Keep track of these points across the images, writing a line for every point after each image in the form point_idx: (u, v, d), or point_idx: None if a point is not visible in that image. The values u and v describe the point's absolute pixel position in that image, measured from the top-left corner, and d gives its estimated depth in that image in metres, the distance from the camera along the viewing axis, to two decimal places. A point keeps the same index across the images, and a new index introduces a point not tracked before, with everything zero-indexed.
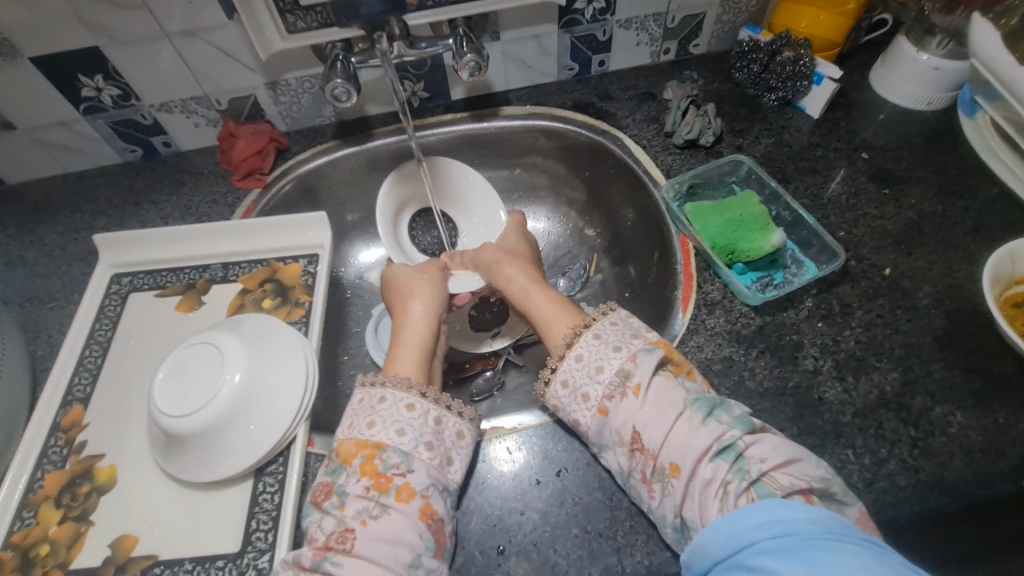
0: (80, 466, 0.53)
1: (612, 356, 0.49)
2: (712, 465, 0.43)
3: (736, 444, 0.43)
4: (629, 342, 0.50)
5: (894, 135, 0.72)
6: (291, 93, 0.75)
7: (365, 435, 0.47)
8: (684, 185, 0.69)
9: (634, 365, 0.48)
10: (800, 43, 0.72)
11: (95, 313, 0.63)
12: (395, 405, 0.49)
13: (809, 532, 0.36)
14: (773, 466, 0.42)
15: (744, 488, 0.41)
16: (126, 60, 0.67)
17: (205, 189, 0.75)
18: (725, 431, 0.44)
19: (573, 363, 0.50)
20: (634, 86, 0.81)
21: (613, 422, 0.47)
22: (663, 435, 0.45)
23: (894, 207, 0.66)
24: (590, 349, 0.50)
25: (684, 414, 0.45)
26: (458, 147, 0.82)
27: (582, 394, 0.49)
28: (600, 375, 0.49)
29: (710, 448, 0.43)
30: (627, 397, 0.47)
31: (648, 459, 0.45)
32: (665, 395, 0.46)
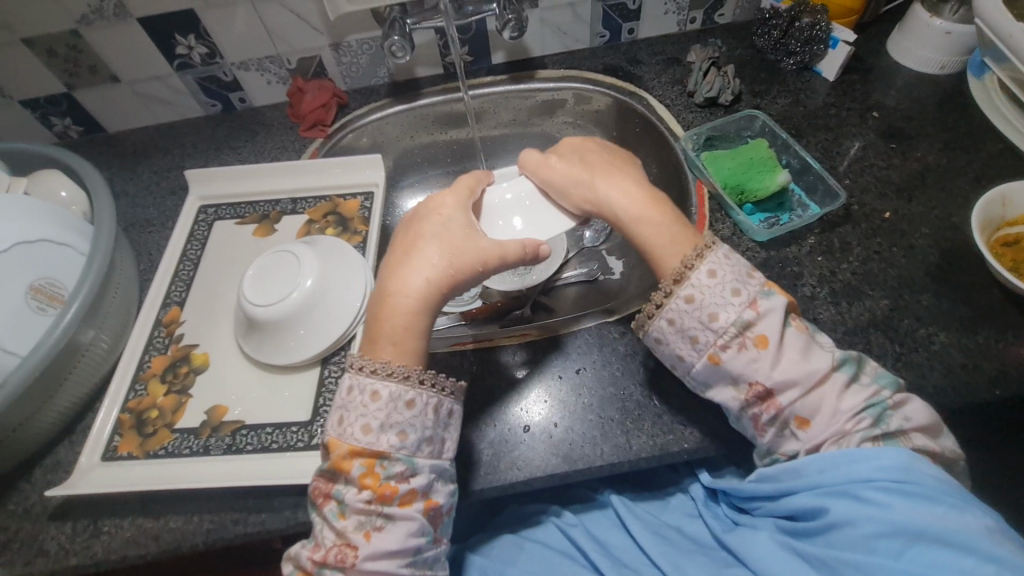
0: (179, 352, 0.64)
1: (729, 303, 0.50)
2: (858, 423, 0.47)
3: (886, 404, 0.48)
4: (748, 286, 0.51)
5: (905, 96, 0.77)
6: (352, 54, 0.84)
7: (363, 442, 0.48)
8: (702, 137, 0.75)
9: (755, 315, 0.50)
10: (818, 10, 0.77)
11: (187, 235, 0.74)
12: (390, 403, 0.49)
13: (934, 486, 0.43)
14: (914, 428, 0.48)
15: (875, 438, 0.47)
16: (214, 22, 0.77)
17: (276, 138, 0.86)
18: (875, 391, 0.49)
19: (685, 305, 0.51)
20: (661, 52, 0.88)
21: (729, 368, 0.50)
22: (804, 393, 0.48)
23: (900, 160, 0.71)
24: (705, 288, 0.51)
25: (823, 375, 0.49)
26: (497, 106, 0.90)
27: (690, 337, 0.51)
28: (712, 321, 0.50)
29: (855, 409, 0.48)
30: (747, 346, 0.49)
31: (770, 407, 0.49)
32: (794, 348, 0.49)
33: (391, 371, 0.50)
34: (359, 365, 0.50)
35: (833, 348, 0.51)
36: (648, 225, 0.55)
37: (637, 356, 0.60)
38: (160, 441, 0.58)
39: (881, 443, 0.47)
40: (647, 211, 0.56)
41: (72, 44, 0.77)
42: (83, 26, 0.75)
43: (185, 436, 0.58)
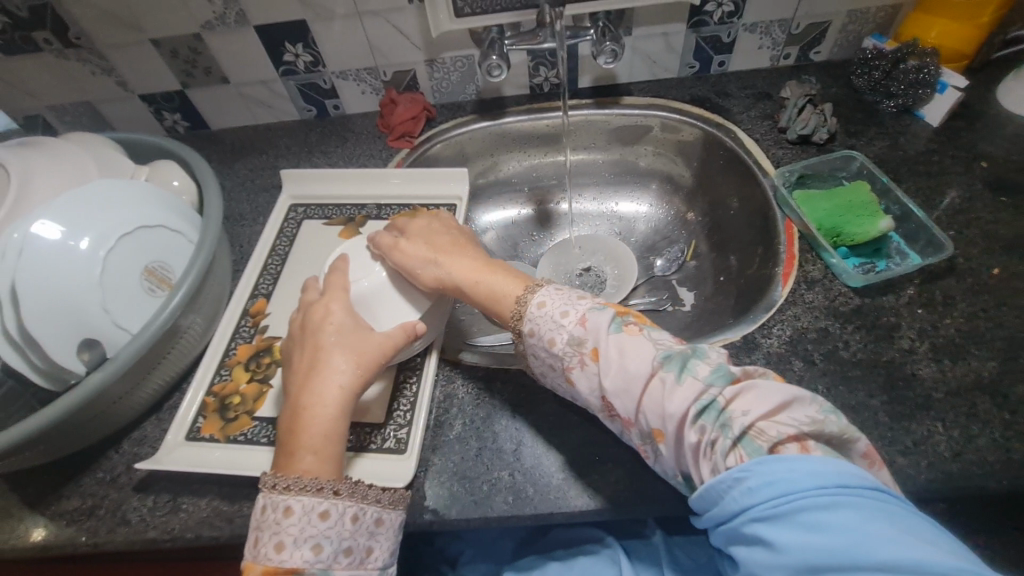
0: (263, 342, 0.67)
1: (561, 325, 0.53)
2: (695, 427, 0.44)
3: (715, 402, 0.44)
4: (576, 305, 0.54)
5: (1018, 147, 0.73)
6: (444, 70, 0.87)
7: (275, 560, 0.45)
8: (794, 175, 0.73)
9: (585, 329, 0.52)
10: (926, 53, 0.74)
11: (278, 231, 0.78)
12: (304, 518, 0.46)
13: (805, 493, 0.38)
14: (757, 418, 0.43)
15: (731, 446, 0.43)
16: (322, 33, 0.82)
17: (364, 146, 0.89)
18: (704, 390, 0.45)
19: (531, 339, 0.54)
20: (751, 86, 0.87)
21: (582, 389, 0.52)
22: (638, 403, 0.48)
23: (1011, 214, 0.67)
24: (539, 320, 0.54)
25: (653, 375, 0.48)
26: (579, 130, 0.91)
27: (551, 365, 0.54)
28: (553, 346, 0.53)
29: (683, 415, 0.45)
30: (586, 362, 0.51)
31: (631, 425, 0.49)
32: (633, 357, 0.49)
33: (311, 485, 0.47)
34: (281, 483, 0.47)
35: (666, 346, 0.50)
36: (480, 281, 0.60)
37: None
38: (242, 427, 0.60)
39: (805, 443, 0.42)
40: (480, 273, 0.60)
41: (193, 47, 0.83)
42: (205, 31, 0.81)
43: (264, 425, 0.60)
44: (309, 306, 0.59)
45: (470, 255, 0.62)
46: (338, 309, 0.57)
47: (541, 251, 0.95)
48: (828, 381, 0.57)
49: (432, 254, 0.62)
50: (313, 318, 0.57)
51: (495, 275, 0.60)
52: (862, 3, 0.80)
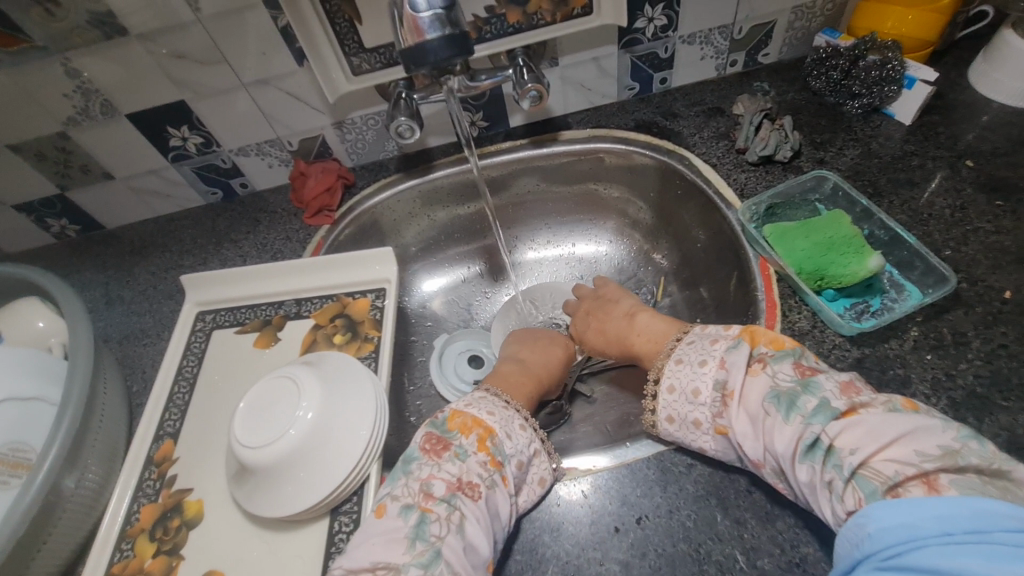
0: (171, 499, 0.56)
1: (701, 373, 0.49)
2: (804, 467, 0.40)
3: (821, 441, 0.40)
4: (713, 351, 0.49)
5: (1004, 138, 0.65)
6: (357, 130, 0.77)
7: (483, 416, 0.51)
8: (762, 206, 0.64)
9: (726, 371, 0.47)
10: (887, 45, 0.66)
11: (182, 349, 0.66)
12: (499, 406, 0.53)
13: (926, 535, 0.33)
14: (870, 454, 0.38)
15: (846, 486, 0.38)
16: (208, 111, 0.71)
17: (279, 227, 0.79)
18: (806, 429, 0.41)
19: (668, 396, 0.50)
20: (699, 102, 0.78)
21: (731, 438, 0.46)
22: (762, 442, 0.43)
23: (1011, 220, 0.58)
24: (679, 374, 0.50)
25: (770, 418, 0.43)
26: (517, 174, 0.81)
27: (692, 421, 0.48)
28: (698, 397, 0.48)
29: (798, 455, 0.41)
30: (729, 406, 0.46)
31: (759, 465, 0.44)
32: (757, 398, 0.44)
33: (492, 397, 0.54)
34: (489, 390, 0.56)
35: (785, 381, 0.44)
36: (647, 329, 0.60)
37: (710, 498, 0.48)
38: None
39: (932, 479, 0.36)
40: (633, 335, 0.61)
41: (61, 146, 0.72)
42: (70, 127, 0.70)
43: None
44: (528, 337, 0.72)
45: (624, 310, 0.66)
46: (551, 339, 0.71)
47: (496, 311, 0.86)
48: None
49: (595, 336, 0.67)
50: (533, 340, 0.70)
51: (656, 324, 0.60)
52: None
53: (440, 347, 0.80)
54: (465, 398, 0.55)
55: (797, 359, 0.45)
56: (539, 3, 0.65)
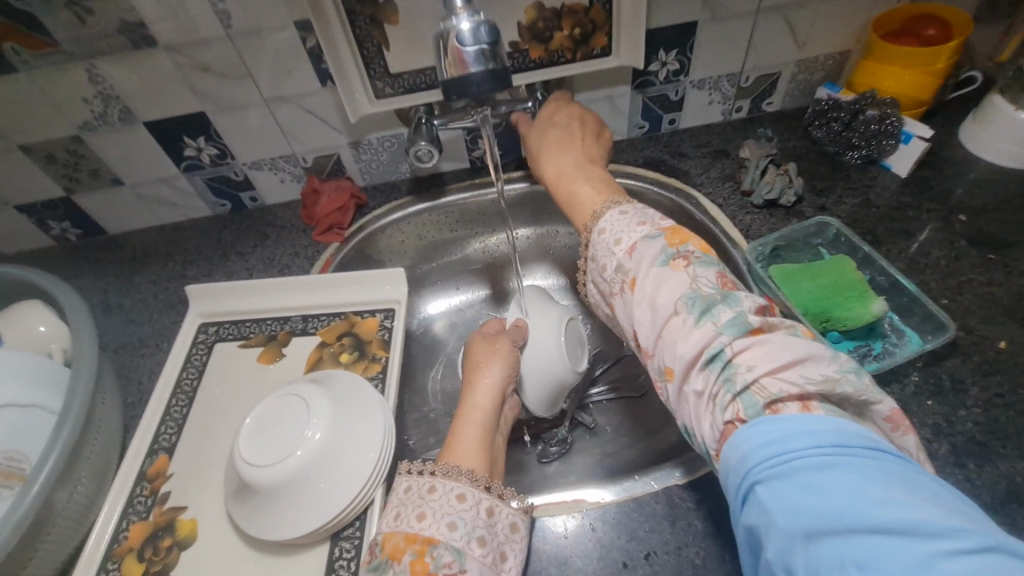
0: (163, 518, 0.54)
1: (614, 251, 0.50)
2: (702, 375, 0.40)
3: (723, 351, 0.39)
4: (633, 232, 0.50)
5: (994, 195, 0.69)
6: (372, 151, 0.78)
7: (415, 528, 0.44)
8: (768, 247, 0.66)
9: (634, 258, 0.48)
10: (886, 102, 0.70)
11: (182, 361, 0.65)
12: (446, 495, 0.45)
13: (794, 446, 0.33)
14: (766, 371, 0.37)
15: (731, 400, 0.37)
16: (226, 124, 0.72)
17: (287, 242, 0.79)
18: (714, 337, 0.40)
19: (593, 263, 0.52)
20: (706, 144, 0.81)
21: (623, 313, 0.49)
22: (657, 335, 0.43)
23: (1003, 274, 0.61)
24: (602, 239, 0.52)
25: (685, 323, 0.42)
26: (526, 203, 0.83)
27: (602, 291, 0.52)
28: (605, 271, 0.51)
29: (699, 356, 0.40)
30: (626, 289, 0.48)
31: (651, 358, 0.45)
32: (665, 288, 0.44)
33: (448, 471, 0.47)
34: (420, 467, 0.48)
35: (706, 289, 0.42)
36: (573, 188, 0.59)
37: (718, 536, 0.48)
38: None
39: (808, 401, 0.36)
40: (562, 176, 0.60)
41: (73, 149, 0.71)
42: (85, 132, 0.70)
43: None
44: (477, 359, 0.61)
45: (569, 155, 0.61)
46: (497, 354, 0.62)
47: None
48: None
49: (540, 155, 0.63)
50: (484, 356, 0.61)
51: (584, 185, 0.58)
52: (809, 53, 0.76)
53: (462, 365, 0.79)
54: (394, 502, 0.47)
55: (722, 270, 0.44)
56: (560, 43, 0.68)
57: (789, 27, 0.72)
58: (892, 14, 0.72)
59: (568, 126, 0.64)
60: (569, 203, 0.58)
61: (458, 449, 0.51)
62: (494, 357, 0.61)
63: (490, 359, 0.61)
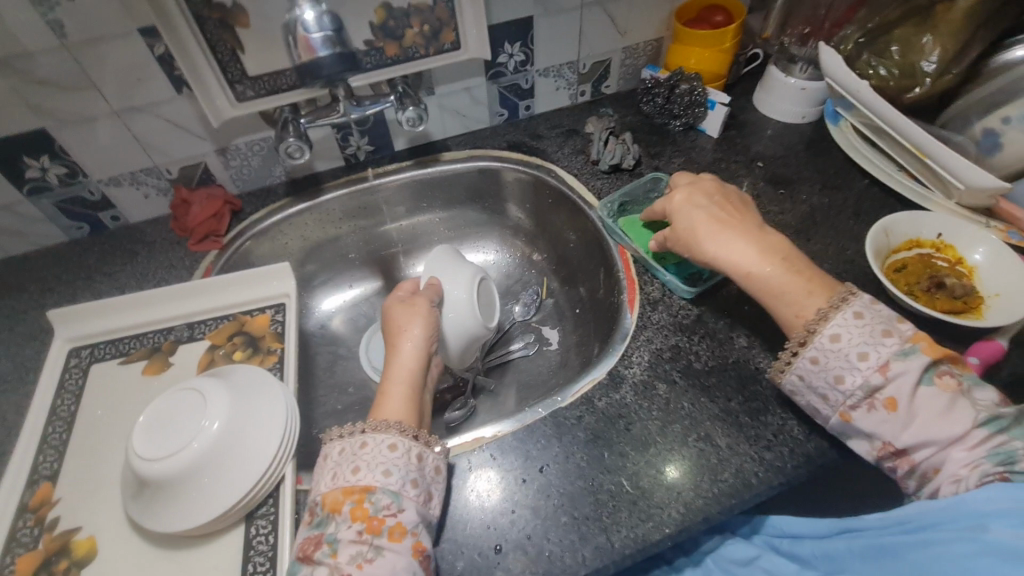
0: (54, 543, 0.51)
1: (857, 366, 0.47)
2: (978, 474, 0.42)
3: (1014, 451, 0.42)
4: (880, 346, 0.46)
5: (780, 145, 0.85)
6: (241, 157, 0.79)
7: (351, 481, 0.48)
8: (615, 204, 0.77)
9: (887, 377, 0.45)
10: (692, 77, 0.85)
11: (55, 388, 0.62)
12: (378, 446, 0.49)
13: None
14: None
15: (996, 474, 0.42)
16: (74, 140, 0.69)
17: (159, 256, 0.76)
18: (999, 441, 0.43)
19: (810, 365, 0.49)
20: (558, 124, 0.91)
21: (860, 426, 0.47)
22: (917, 423, 0.44)
23: (790, 203, 0.77)
24: (828, 351, 0.48)
25: (967, 434, 0.43)
26: (405, 193, 0.88)
27: (823, 395, 0.49)
28: (860, 361, 0.47)
29: (972, 458, 0.43)
30: (877, 407, 0.46)
31: (905, 463, 0.46)
32: (935, 406, 0.44)
33: (375, 425, 0.51)
34: (341, 432, 0.51)
35: (988, 407, 0.44)
36: (765, 275, 0.52)
37: (597, 440, 0.56)
38: None
39: None
40: (761, 265, 0.52)
41: None
42: None
43: None
44: (395, 321, 0.63)
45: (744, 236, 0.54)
46: (415, 316, 0.63)
47: None
48: (690, 396, 0.59)
49: (689, 236, 0.57)
50: (401, 318, 0.63)
51: (796, 283, 0.51)
52: (631, 41, 0.89)
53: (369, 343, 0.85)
54: (328, 461, 0.50)
55: (937, 369, 0.45)
56: (413, 40, 0.74)
57: (610, 18, 0.84)
58: (688, 6, 0.88)
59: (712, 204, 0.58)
60: (767, 293, 0.52)
61: (387, 406, 0.54)
62: (412, 319, 0.63)
63: (408, 320, 0.63)
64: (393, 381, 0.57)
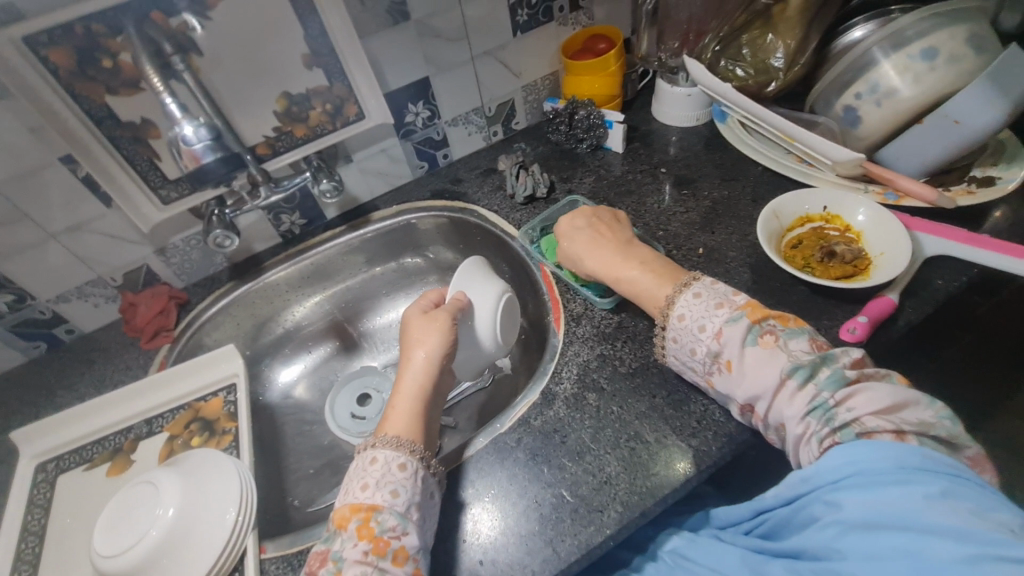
0: None
1: (700, 337, 0.57)
2: (802, 421, 0.50)
3: (825, 402, 0.49)
4: (716, 316, 0.57)
5: (681, 149, 0.92)
6: (181, 253, 0.83)
7: (360, 498, 0.52)
8: (537, 229, 0.82)
9: (721, 343, 0.55)
10: (586, 104, 0.92)
11: (25, 505, 0.64)
12: (389, 465, 0.54)
13: (887, 470, 0.43)
14: (869, 412, 0.48)
15: (828, 432, 0.49)
16: (17, 267, 0.73)
17: (116, 360, 0.80)
18: (816, 392, 0.50)
19: (674, 345, 0.59)
20: (477, 166, 0.98)
21: (719, 390, 0.56)
22: (750, 382, 0.53)
23: (694, 201, 0.83)
24: (681, 330, 0.59)
25: (786, 385, 0.52)
26: (344, 256, 0.93)
27: (690, 367, 0.59)
28: (703, 333, 0.57)
29: (799, 414, 0.50)
30: (723, 370, 0.55)
31: (760, 419, 0.54)
32: (760, 365, 0.53)
33: (382, 444, 0.56)
34: (368, 443, 0.57)
35: (800, 357, 0.52)
36: (627, 275, 0.66)
37: (537, 458, 0.60)
38: None
39: (902, 433, 0.46)
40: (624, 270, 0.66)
41: None
42: None
43: None
44: (415, 330, 0.65)
45: (608, 249, 0.68)
46: (438, 326, 0.65)
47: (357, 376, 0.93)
48: (618, 399, 0.63)
49: (570, 256, 0.71)
50: (419, 330, 0.65)
51: (648, 276, 0.64)
52: (527, 79, 0.96)
53: (332, 406, 0.88)
54: (355, 472, 0.55)
55: (807, 337, 0.54)
56: (319, 118, 0.80)
57: (501, 64, 0.91)
58: (574, 40, 0.95)
59: (590, 224, 0.71)
60: (630, 288, 0.65)
61: (393, 426, 0.58)
62: (433, 330, 0.65)
63: (425, 332, 0.65)
64: (403, 398, 0.61)
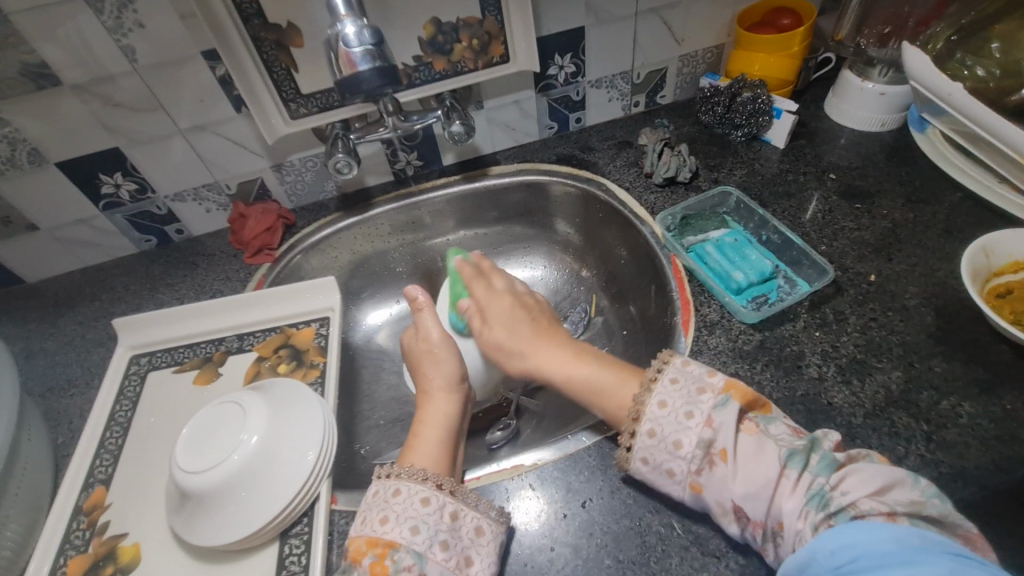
0: (102, 548, 0.52)
1: (686, 427, 0.46)
2: (803, 516, 0.41)
3: (825, 491, 0.41)
4: (700, 403, 0.46)
5: (857, 155, 0.78)
6: (296, 172, 0.81)
7: (378, 531, 0.46)
8: (677, 217, 0.74)
9: (713, 431, 0.45)
10: (756, 84, 0.79)
11: (115, 394, 0.64)
12: (410, 498, 0.47)
13: (889, 554, 0.36)
14: (885, 496, 0.40)
15: (824, 518, 0.40)
16: (144, 157, 0.72)
17: (217, 269, 0.79)
18: (810, 480, 0.42)
19: (659, 411, 0.47)
20: (611, 137, 0.88)
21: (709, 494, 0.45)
22: (739, 479, 0.43)
23: (869, 219, 0.70)
24: (663, 419, 0.47)
25: (784, 477, 0.43)
26: (453, 208, 0.87)
27: (666, 471, 0.47)
28: (689, 420, 0.46)
29: (800, 507, 0.41)
30: (716, 465, 0.45)
31: (757, 526, 0.43)
32: (756, 459, 0.44)
33: (411, 475, 0.49)
34: (391, 470, 0.50)
35: (792, 443, 0.44)
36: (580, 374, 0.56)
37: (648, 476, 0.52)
38: None
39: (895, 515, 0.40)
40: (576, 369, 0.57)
41: None
42: None
43: None
44: (424, 351, 0.64)
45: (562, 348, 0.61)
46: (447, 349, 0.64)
47: None
48: None
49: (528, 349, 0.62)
50: (429, 350, 0.64)
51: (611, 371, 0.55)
52: (689, 48, 0.85)
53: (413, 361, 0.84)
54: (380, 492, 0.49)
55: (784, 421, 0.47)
56: (461, 54, 0.73)
57: (666, 26, 0.80)
58: (753, 10, 0.82)
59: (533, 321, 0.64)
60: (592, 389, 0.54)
61: (417, 455, 0.54)
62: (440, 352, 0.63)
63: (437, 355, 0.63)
64: (429, 427, 0.57)
